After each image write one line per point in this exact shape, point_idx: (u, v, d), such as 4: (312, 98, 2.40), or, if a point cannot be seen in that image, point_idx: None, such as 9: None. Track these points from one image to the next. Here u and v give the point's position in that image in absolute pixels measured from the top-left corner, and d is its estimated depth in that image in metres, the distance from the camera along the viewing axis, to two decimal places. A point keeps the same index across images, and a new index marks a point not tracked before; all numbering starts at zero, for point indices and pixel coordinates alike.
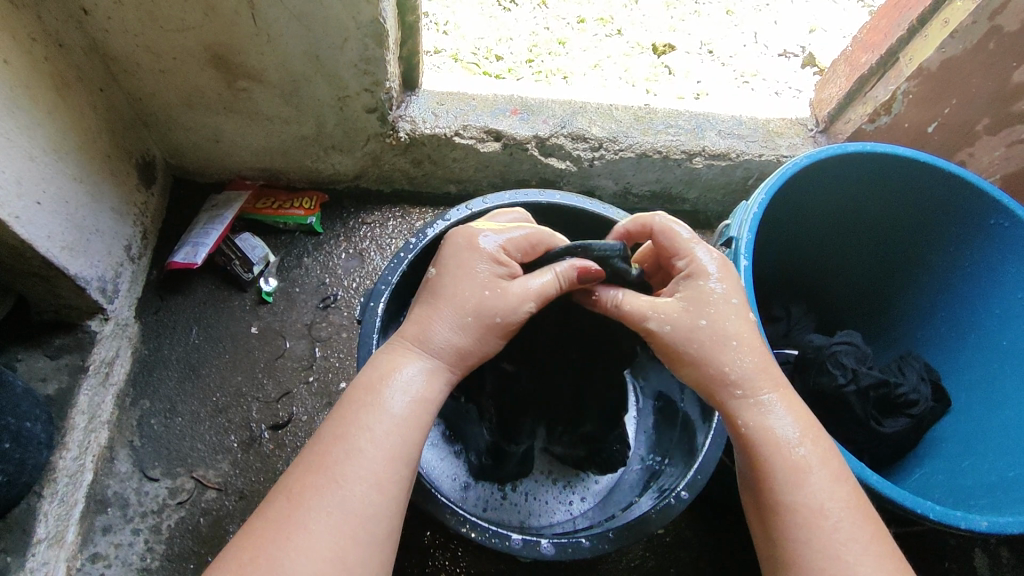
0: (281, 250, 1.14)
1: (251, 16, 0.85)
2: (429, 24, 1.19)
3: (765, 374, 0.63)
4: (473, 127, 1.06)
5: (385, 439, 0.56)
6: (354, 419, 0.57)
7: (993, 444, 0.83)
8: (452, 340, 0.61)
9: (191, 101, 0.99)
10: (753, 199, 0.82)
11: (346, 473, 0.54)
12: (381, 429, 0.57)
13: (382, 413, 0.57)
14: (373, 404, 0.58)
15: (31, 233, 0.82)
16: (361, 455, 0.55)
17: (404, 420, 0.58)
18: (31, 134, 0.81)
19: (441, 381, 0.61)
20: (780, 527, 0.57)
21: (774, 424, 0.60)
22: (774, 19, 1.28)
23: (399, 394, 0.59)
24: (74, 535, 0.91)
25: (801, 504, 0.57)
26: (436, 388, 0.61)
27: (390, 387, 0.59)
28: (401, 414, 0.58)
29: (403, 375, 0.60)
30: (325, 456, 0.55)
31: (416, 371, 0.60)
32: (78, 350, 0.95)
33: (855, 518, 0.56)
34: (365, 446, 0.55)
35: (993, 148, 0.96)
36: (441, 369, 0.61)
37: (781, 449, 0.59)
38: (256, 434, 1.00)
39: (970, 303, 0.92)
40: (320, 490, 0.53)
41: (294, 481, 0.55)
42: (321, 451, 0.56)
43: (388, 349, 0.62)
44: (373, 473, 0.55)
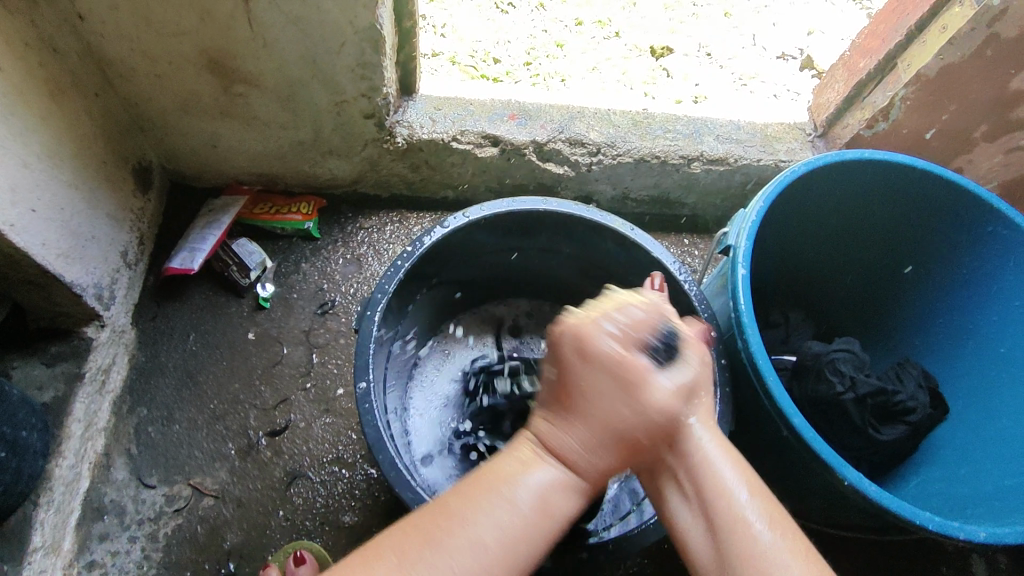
0: (278, 256, 1.14)
1: (247, 21, 0.84)
2: (426, 27, 1.19)
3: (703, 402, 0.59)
4: (470, 132, 1.05)
5: (501, 536, 0.52)
6: (477, 499, 0.53)
7: (991, 453, 0.83)
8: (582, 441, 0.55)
9: (187, 106, 0.99)
10: (752, 207, 0.81)
11: (452, 552, 0.50)
12: (503, 523, 0.52)
13: (507, 510, 0.53)
14: (500, 490, 0.54)
15: (26, 240, 0.82)
16: (471, 544, 0.51)
17: (527, 524, 0.53)
18: (25, 141, 0.81)
19: (572, 497, 0.55)
20: (740, 550, 0.52)
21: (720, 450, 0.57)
22: (772, 22, 1.28)
23: (526, 491, 0.54)
24: (71, 543, 0.91)
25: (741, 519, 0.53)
26: (569, 502, 0.55)
27: (524, 484, 0.54)
28: (528, 515, 0.53)
29: (535, 474, 0.55)
30: (437, 528, 0.51)
31: (547, 477, 0.55)
32: (74, 357, 0.94)
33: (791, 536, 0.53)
34: (481, 536, 0.51)
35: (992, 155, 0.97)
36: (573, 484, 0.55)
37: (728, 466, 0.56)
38: (254, 441, 1.00)
39: (969, 310, 0.92)
40: (423, 563, 0.50)
41: (407, 536, 0.51)
42: (426, 519, 0.52)
43: (519, 441, 0.58)
44: (476, 567, 0.50)
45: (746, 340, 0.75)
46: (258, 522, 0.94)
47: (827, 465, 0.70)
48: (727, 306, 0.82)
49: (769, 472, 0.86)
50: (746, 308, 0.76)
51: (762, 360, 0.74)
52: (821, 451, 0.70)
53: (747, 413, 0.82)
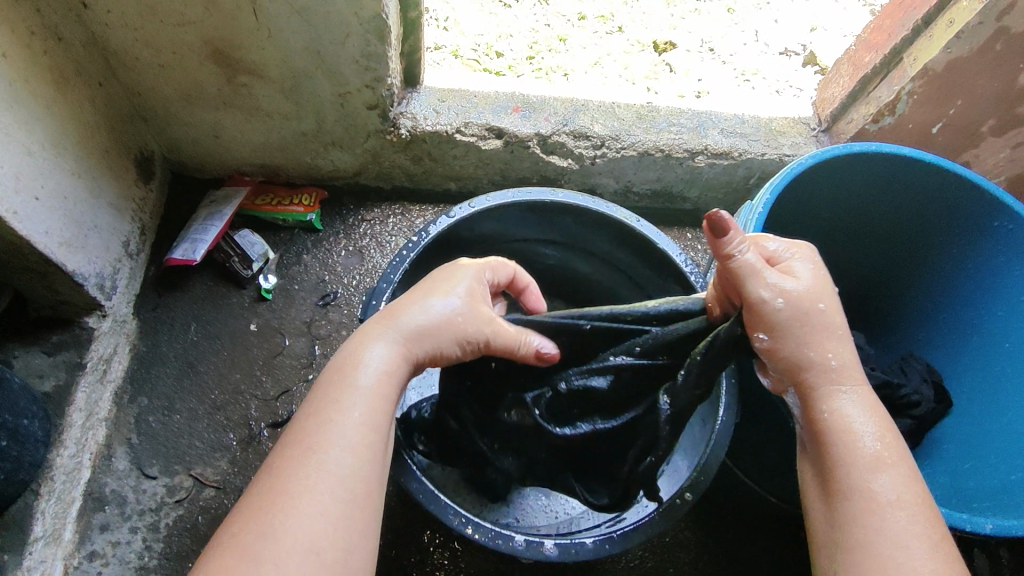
0: (280, 247, 1.13)
1: (252, 11, 0.84)
2: (429, 19, 1.19)
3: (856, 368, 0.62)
4: (475, 124, 1.05)
5: (355, 415, 0.57)
6: (330, 395, 0.58)
7: (995, 446, 0.83)
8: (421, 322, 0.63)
9: (190, 96, 0.98)
10: (759, 199, 0.81)
11: (322, 445, 0.55)
12: (356, 405, 0.57)
13: (352, 390, 0.58)
14: (347, 382, 0.59)
15: (29, 229, 0.81)
16: (333, 429, 0.55)
17: (372, 397, 0.58)
18: (28, 128, 0.81)
19: (405, 362, 0.62)
20: (848, 514, 0.56)
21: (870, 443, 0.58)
22: (775, 18, 1.28)
23: (367, 371, 0.59)
24: (72, 533, 0.91)
25: (865, 499, 0.56)
26: (401, 368, 0.61)
27: (358, 367, 0.59)
28: (371, 390, 0.59)
29: (373, 355, 0.60)
30: (301, 433, 0.56)
31: (385, 348, 0.61)
32: (76, 347, 0.94)
33: (927, 523, 0.55)
34: (335, 430, 0.56)
35: (998, 150, 0.96)
36: (406, 352, 0.62)
37: (879, 458, 0.57)
38: (255, 432, 0.99)
39: (974, 304, 0.92)
40: (300, 465, 0.53)
41: (281, 452, 0.55)
42: (293, 436, 0.56)
43: (353, 338, 0.63)
44: (350, 441, 0.55)
45: None
46: None
47: None
48: None
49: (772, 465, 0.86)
50: None
51: None
52: None
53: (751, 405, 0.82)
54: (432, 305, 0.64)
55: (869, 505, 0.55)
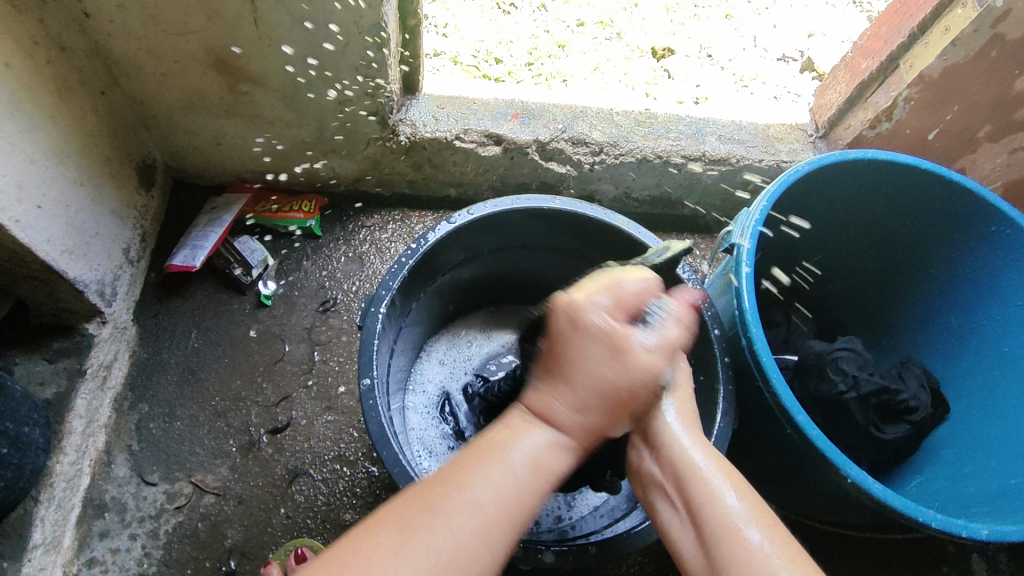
0: (280, 253, 1.14)
1: (254, 20, 0.84)
2: (429, 26, 1.19)
3: (689, 428, 0.66)
4: (474, 130, 1.05)
5: (505, 491, 0.54)
6: (475, 464, 0.55)
7: (994, 452, 0.83)
8: (587, 420, 0.58)
9: (191, 104, 0.99)
10: (755, 206, 0.82)
11: (463, 500, 0.52)
12: (500, 482, 0.54)
13: (504, 467, 0.55)
14: (496, 457, 0.55)
15: (31, 237, 0.81)
16: (480, 492, 0.53)
17: (520, 481, 0.55)
18: (30, 136, 0.81)
19: (563, 459, 0.58)
20: (717, 545, 0.56)
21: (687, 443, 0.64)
22: (774, 23, 1.29)
23: (520, 454, 0.56)
24: (71, 540, 0.91)
25: (712, 504, 0.58)
26: (556, 460, 0.57)
27: (514, 446, 0.56)
28: (521, 473, 0.55)
29: (529, 441, 0.57)
30: (451, 479, 0.54)
31: (541, 440, 0.57)
32: (76, 354, 0.94)
33: (776, 538, 0.56)
34: (478, 496, 0.53)
35: (994, 155, 0.97)
36: (568, 445, 0.58)
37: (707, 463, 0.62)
38: (255, 439, 1.00)
39: (971, 310, 0.92)
40: (440, 507, 0.52)
41: (417, 489, 0.53)
42: (424, 486, 0.54)
43: (504, 421, 0.59)
44: (485, 517, 0.52)
45: (750, 337, 0.75)
46: (259, 520, 0.94)
47: (830, 462, 0.70)
48: (730, 304, 0.82)
49: (770, 471, 0.86)
50: (750, 307, 0.77)
51: (767, 358, 0.74)
52: (825, 448, 0.70)
53: (749, 410, 0.83)
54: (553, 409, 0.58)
55: (710, 508, 0.58)
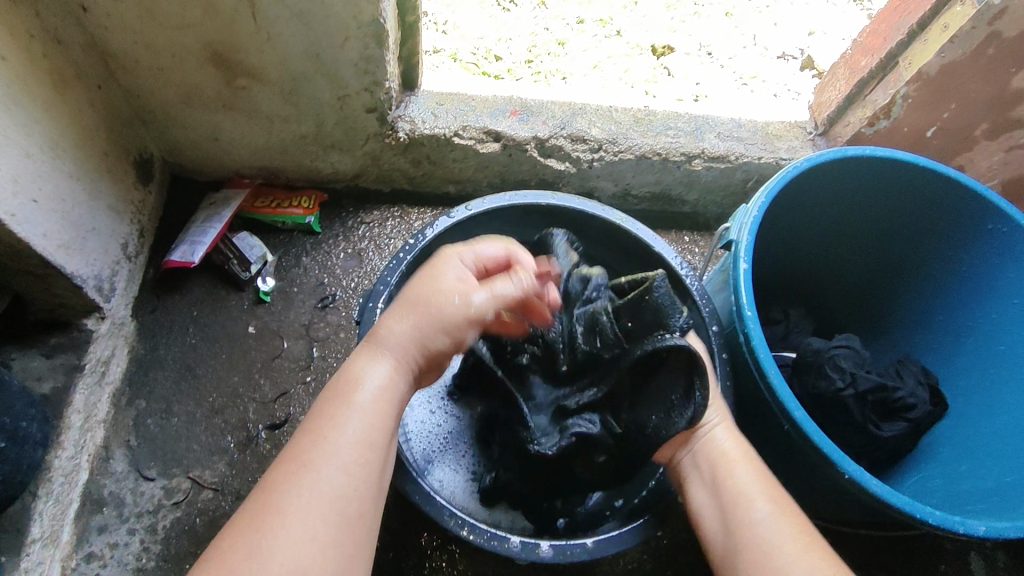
0: (279, 249, 1.14)
1: (251, 15, 0.84)
2: (429, 23, 1.19)
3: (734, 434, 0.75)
4: (472, 127, 1.05)
5: (359, 432, 0.57)
6: (327, 412, 0.58)
7: (992, 449, 0.83)
8: (403, 331, 0.61)
9: (189, 99, 0.99)
10: (754, 202, 0.81)
11: (321, 460, 0.55)
12: (353, 422, 0.58)
13: (352, 406, 0.58)
14: (346, 398, 0.59)
15: (27, 231, 0.81)
16: (335, 443, 0.56)
17: (369, 414, 0.58)
18: (27, 130, 0.81)
19: (403, 376, 0.61)
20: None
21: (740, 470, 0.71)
22: (774, 21, 1.28)
23: (366, 389, 0.59)
24: (69, 535, 0.91)
25: (742, 516, 0.67)
26: (397, 383, 0.61)
27: (357, 385, 0.59)
28: (370, 407, 0.59)
29: (369, 375, 0.60)
30: (303, 444, 0.56)
31: (379, 369, 0.60)
32: (74, 349, 0.94)
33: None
34: (339, 436, 0.56)
35: (992, 153, 0.96)
36: (402, 362, 0.61)
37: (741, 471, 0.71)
38: (253, 434, 1.00)
39: (968, 307, 0.92)
40: (298, 475, 0.54)
41: (279, 467, 0.56)
42: (282, 461, 0.56)
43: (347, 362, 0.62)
44: (347, 466, 0.56)
45: (747, 333, 0.76)
46: None
47: (828, 459, 0.70)
48: (728, 301, 0.82)
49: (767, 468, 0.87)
50: (747, 302, 0.77)
51: (764, 353, 0.74)
52: (822, 444, 0.70)
53: (747, 407, 0.83)
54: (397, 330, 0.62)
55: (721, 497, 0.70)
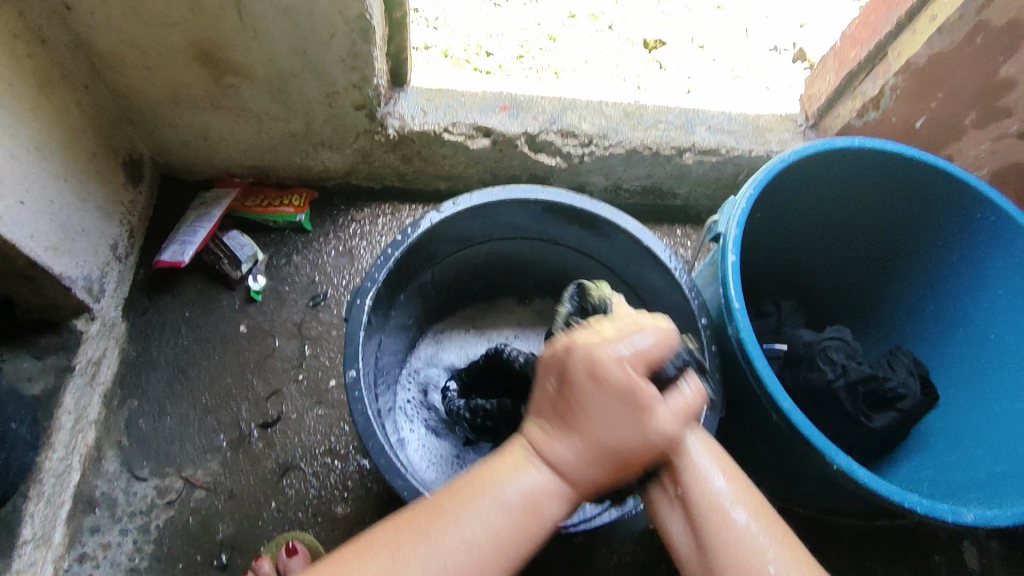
0: (270, 248, 1.13)
1: (237, 13, 0.84)
2: (419, 20, 1.19)
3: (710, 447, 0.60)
4: (462, 123, 1.05)
5: (493, 531, 0.55)
6: (471, 508, 0.55)
7: (983, 440, 0.83)
8: (571, 454, 0.57)
9: (176, 98, 0.98)
10: (742, 194, 0.81)
11: (444, 537, 0.54)
12: (487, 522, 0.55)
13: (497, 505, 0.56)
14: (486, 490, 0.56)
15: (15, 232, 0.81)
16: (463, 532, 0.54)
17: (506, 518, 0.56)
18: (11, 131, 0.81)
19: (558, 502, 0.57)
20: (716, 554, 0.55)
21: (702, 452, 0.60)
22: (765, 14, 1.28)
23: (515, 490, 0.57)
24: (62, 536, 0.91)
25: (723, 523, 0.56)
26: (553, 504, 0.57)
27: (509, 483, 0.57)
28: (515, 519, 0.56)
29: (524, 476, 0.57)
30: (430, 523, 0.55)
31: (534, 479, 0.57)
32: (64, 350, 0.94)
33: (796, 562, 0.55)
34: (469, 528, 0.55)
35: (980, 142, 0.97)
36: (559, 491, 0.57)
37: (702, 446, 0.60)
38: (245, 433, 1.00)
39: (960, 296, 0.92)
40: (422, 551, 0.53)
41: (394, 532, 0.55)
42: (409, 523, 0.55)
43: (509, 444, 0.60)
44: (466, 563, 0.54)
45: (736, 325, 0.75)
46: (250, 514, 0.94)
47: (817, 449, 0.70)
48: (717, 294, 0.83)
49: (759, 460, 0.87)
50: (735, 295, 0.77)
51: (752, 345, 0.74)
52: (810, 434, 0.70)
53: (737, 399, 0.83)
54: (506, 493, 0.56)
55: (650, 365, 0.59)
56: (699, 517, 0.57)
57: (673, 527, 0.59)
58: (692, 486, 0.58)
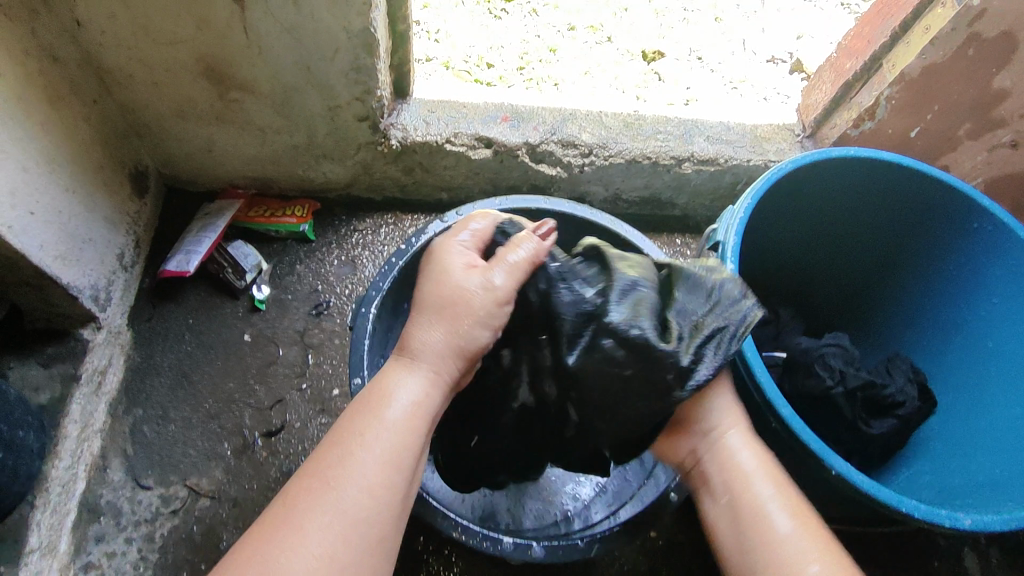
0: (273, 258, 1.15)
1: (243, 28, 0.86)
2: (421, 32, 1.21)
3: (754, 449, 0.67)
4: (464, 134, 1.07)
5: (383, 448, 0.57)
6: (353, 428, 0.58)
7: (981, 446, 0.84)
8: (437, 341, 0.63)
9: (182, 111, 1.00)
10: (740, 204, 0.83)
11: (343, 475, 0.55)
12: (381, 440, 0.57)
13: (380, 424, 0.58)
14: (374, 413, 0.59)
15: (24, 243, 0.82)
16: (358, 463, 0.56)
17: (395, 432, 0.58)
18: (23, 144, 0.82)
19: (436, 395, 0.62)
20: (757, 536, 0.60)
21: (741, 447, 0.67)
22: (762, 26, 1.30)
23: (395, 406, 0.59)
24: (67, 544, 0.91)
25: (755, 500, 0.62)
26: (430, 398, 0.61)
27: (389, 401, 0.60)
28: (397, 425, 0.59)
29: (402, 389, 0.61)
30: (326, 460, 0.56)
31: (412, 384, 0.61)
32: (71, 359, 0.95)
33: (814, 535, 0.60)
34: (365, 456, 0.56)
35: (975, 153, 0.98)
36: (432, 373, 0.62)
37: (739, 442, 0.67)
38: (249, 441, 1.00)
39: (955, 304, 0.93)
40: (320, 493, 0.54)
41: (300, 479, 0.56)
42: (310, 471, 0.56)
43: (381, 372, 0.63)
44: (366, 483, 0.55)
45: None
46: (253, 522, 0.95)
47: (816, 456, 0.70)
48: None
49: None
50: None
51: (750, 352, 0.75)
52: (810, 441, 0.71)
53: None
54: (395, 405, 0.60)
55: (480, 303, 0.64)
56: (740, 502, 0.63)
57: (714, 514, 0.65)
58: (731, 474, 0.65)
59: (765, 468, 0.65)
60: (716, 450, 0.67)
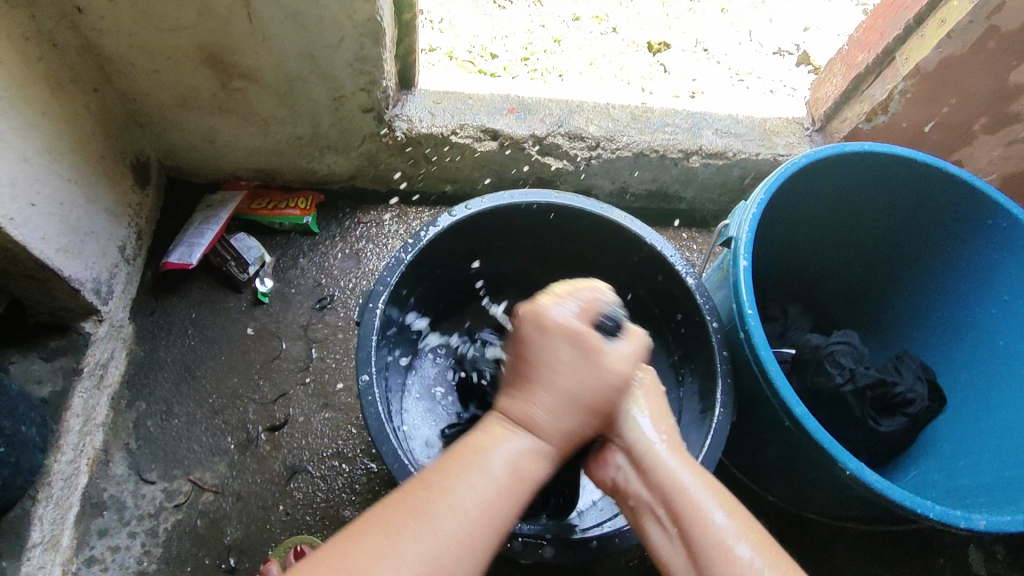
0: (276, 250, 1.13)
1: (247, 16, 0.84)
2: (424, 22, 1.19)
3: (673, 455, 0.66)
4: (470, 126, 1.05)
5: (480, 498, 0.57)
6: (452, 471, 0.58)
7: (991, 444, 0.83)
8: (557, 422, 0.62)
9: (184, 101, 0.98)
10: (753, 199, 0.81)
11: (440, 516, 0.54)
12: (477, 487, 0.57)
13: (484, 473, 0.58)
14: (476, 462, 0.59)
15: (25, 235, 0.81)
16: (458, 506, 0.55)
17: (495, 484, 0.58)
18: (23, 134, 0.80)
19: (542, 462, 0.62)
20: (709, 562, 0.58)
21: (672, 462, 0.65)
22: (769, 18, 1.28)
23: (499, 458, 0.59)
24: (70, 539, 0.91)
25: (698, 524, 0.60)
26: (534, 464, 0.61)
27: (493, 451, 0.60)
28: (500, 479, 0.58)
29: (506, 444, 0.61)
30: (423, 499, 0.55)
31: (519, 446, 0.61)
32: (73, 352, 0.94)
33: (761, 544, 0.58)
34: (461, 498, 0.56)
35: (990, 147, 0.98)
36: (547, 451, 0.62)
37: (665, 453, 0.66)
38: (253, 435, 0.99)
39: (968, 301, 0.93)
40: (413, 523, 0.53)
41: (386, 511, 0.55)
42: (402, 500, 0.55)
43: (483, 424, 0.63)
44: (462, 531, 0.54)
45: (748, 330, 0.76)
46: (258, 516, 0.94)
47: (831, 456, 0.70)
48: (728, 300, 0.83)
49: (768, 463, 0.87)
50: (748, 300, 0.77)
51: (764, 351, 0.74)
52: (824, 440, 0.70)
53: (747, 403, 0.83)
54: (492, 462, 0.59)
55: (622, 385, 0.65)
56: (689, 531, 0.60)
57: (659, 542, 0.63)
58: (668, 498, 0.63)
59: (703, 483, 0.63)
60: (650, 464, 0.65)
